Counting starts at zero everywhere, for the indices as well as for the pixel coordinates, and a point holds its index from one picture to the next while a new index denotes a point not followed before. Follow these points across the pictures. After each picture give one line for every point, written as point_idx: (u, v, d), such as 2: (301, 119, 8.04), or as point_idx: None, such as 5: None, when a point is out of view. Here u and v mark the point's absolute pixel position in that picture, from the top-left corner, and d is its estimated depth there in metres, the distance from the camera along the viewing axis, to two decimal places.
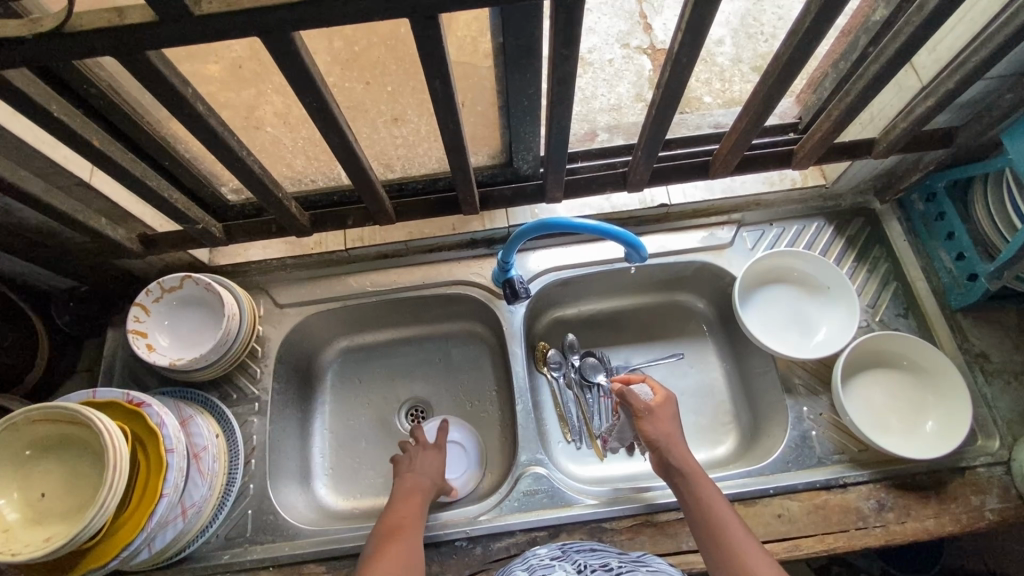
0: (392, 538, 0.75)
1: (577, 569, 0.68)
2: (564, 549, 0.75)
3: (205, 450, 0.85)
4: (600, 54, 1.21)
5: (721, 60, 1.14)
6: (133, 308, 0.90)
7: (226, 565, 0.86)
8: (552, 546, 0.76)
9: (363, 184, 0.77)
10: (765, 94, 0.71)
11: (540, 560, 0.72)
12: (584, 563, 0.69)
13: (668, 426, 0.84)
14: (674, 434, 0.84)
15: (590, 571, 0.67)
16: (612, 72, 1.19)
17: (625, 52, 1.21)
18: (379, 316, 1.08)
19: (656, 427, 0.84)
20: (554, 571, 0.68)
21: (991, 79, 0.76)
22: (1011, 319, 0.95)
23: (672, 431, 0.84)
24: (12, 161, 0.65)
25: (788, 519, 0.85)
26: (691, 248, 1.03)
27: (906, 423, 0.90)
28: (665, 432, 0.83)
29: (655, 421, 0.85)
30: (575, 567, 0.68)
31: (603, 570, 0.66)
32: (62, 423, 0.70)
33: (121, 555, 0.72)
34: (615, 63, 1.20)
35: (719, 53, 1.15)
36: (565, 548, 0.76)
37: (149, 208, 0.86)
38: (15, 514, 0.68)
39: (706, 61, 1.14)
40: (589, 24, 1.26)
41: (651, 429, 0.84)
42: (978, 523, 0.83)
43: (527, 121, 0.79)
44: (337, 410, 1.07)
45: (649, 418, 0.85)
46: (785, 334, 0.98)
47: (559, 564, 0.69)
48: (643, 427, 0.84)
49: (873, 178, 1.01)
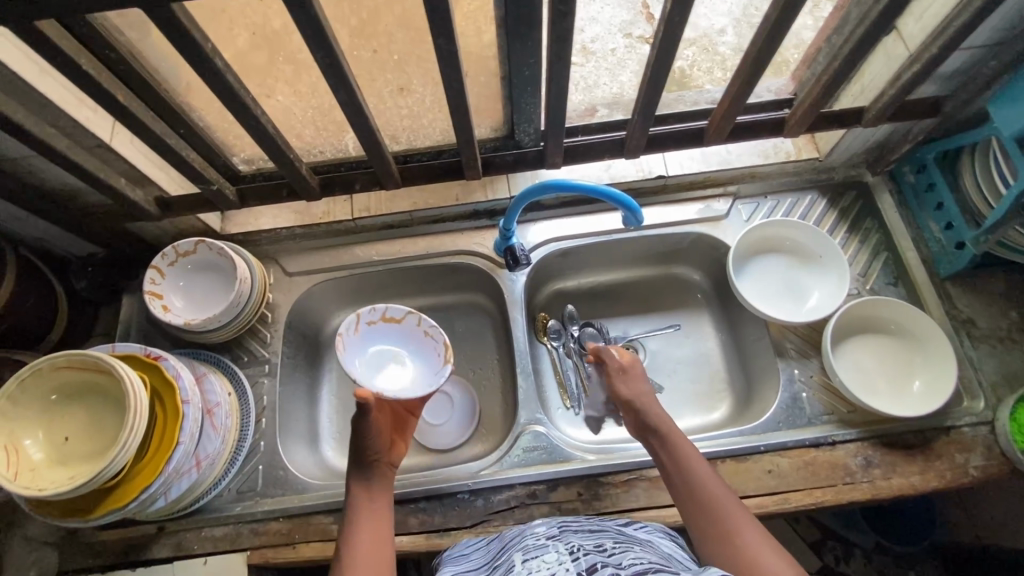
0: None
1: (569, 551, 0.64)
2: (560, 528, 0.71)
3: (218, 406, 0.89)
4: (603, 43, 1.24)
5: (723, 49, 1.16)
6: (148, 271, 0.93)
7: (239, 516, 0.90)
8: (549, 525, 0.72)
9: (370, 146, 0.80)
10: (756, 56, 0.74)
11: (535, 540, 0.68)
12: (578, 544, 0.65)
13: (638, 384, 0.88)
14: (644, 390, 0.87)
15: (583, 553, 0.63)
16: (615, 61, 1.22)
17: (629, 41, 1.24)
18: (384, 285, 1.11)
19: (629, 386, 0.87)
20: (545, 553, 0.64)
21: (973, 48, 0.80)
22: (998, 286, 0.97)
23: (642, 388, 0.87)
24: (39, 118, 0.69)
25: (778, 474, 0.88)
26: (687, 219, 1.06)
27: (895, 385, 0.93)
28: (638, 391, 0.86)
29: (627, 380, 0.88)
30: (567, 549, 0.65)
31: (595, 552, 0.63)
32: (85, 370, 0.74)
33: (140, 498, 0.76)
34: (618, 52, 1.23)
35: (721, 42, 1.17)
36: (562, 526, 0.72)
37: (166, 174, 0.90)
38: (39, 454, 0.72)
39: (708, 49, 1.16)
40: (591, 14, 1.27)
41: (626, 389, 0.87)
42: (963, 479, 0.86)
43: (529, 91, 0.82)
44: (343, 377, 1.11)
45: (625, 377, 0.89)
46: (778, 301, 1.01)
47: (552, 545, 0.66)
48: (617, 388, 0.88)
49: (866, 150, 1.03)
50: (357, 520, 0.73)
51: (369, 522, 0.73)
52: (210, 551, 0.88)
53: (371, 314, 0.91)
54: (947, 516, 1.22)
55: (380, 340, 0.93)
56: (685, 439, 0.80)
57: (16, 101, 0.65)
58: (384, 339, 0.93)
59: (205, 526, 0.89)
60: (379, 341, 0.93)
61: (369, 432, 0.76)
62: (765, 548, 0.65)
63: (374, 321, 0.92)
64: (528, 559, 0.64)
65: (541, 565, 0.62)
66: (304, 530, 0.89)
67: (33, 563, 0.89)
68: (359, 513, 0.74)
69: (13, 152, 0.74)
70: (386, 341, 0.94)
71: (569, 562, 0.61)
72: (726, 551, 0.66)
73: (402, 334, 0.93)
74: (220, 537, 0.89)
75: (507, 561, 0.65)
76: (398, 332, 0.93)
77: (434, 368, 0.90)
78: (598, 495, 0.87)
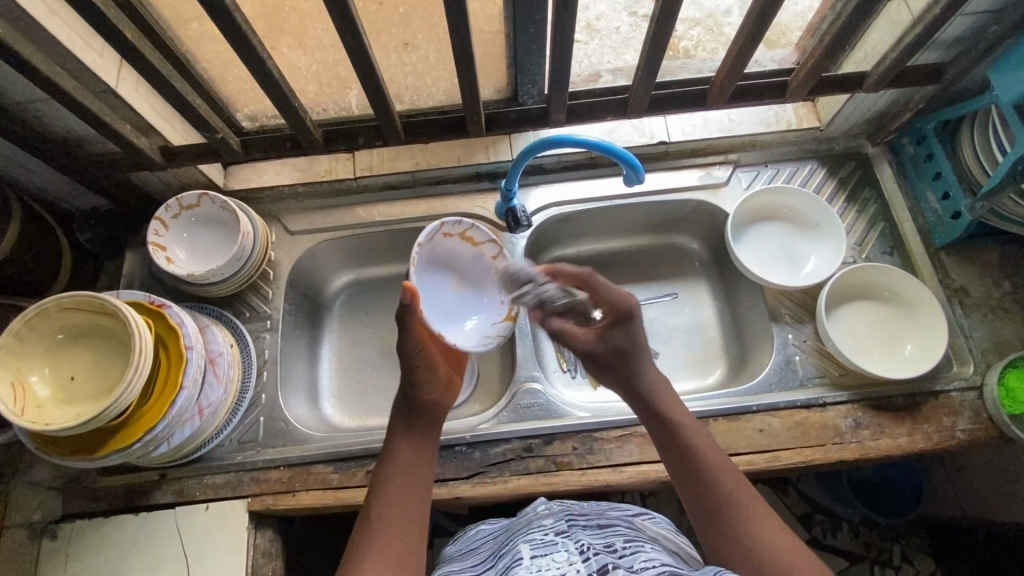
0: (368, 520, 0.64)
1: (579, 548, 0.61)
2: (569, 523, 0.66)
3: (220, 356, 0.89)
4: (607, 22, 1.08)
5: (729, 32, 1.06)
6: (152, 222, 0.94)
7: (240, 464, 0.91)
8: (557, 518, 0.68)
9: (375, 95, 0.83)
10: (760, 11, 0.75)
11: (542, 534, 0.65)
12: (588, 542, 0.62)
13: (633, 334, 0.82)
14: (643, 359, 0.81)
15: (594, 552, 0.60)
16: (620, 41, 1.09)
17: (634, 20, 1.07)
18: (386, 247, 1.12)
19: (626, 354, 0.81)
20: (555, 551, 0.60)
21: (976, 14, 0.80)
22: (992, 256, 0.99)
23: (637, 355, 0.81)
24: (48, 58, 0.70)
25: (769, 433, 0.90)
26: (688, 186, 1.07)
27: (886, 349, 0.96)
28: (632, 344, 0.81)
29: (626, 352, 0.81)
30: (577, 547, 0.61)
31: (606, 552, 0.60)
32: (91, 312, 0.75)
33: (145, 439, 0.77)
34: (623, 31, 1.08)
35: (727, 23, 1.06)
36: (570, 520, 0.67)
37: (171, 124, 0.91)
38: (45, 391, 0.73)
39: (712, 31, 1.07)
40: None
41: (625, 337, 0.82)
42: (949, 441, 0.88)
43: (534, 49, 0.83)
44: (344, 337, 1.12)
45: (626, 326, 0.82)
46: (775, 267, 1.03)
47: (561, 543, 0.62)
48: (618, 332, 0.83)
49: (867, 120, 1.04)
50: (390, 464, 0.69)
51: (401, 469, 0.68)
52: (210, 497, 0.90)
53: (452, 227, 0.84)
54: (935, 491, 1.24)
55: (450, 259, 0.88)
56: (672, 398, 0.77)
57: (23, 37, 0.66)
58: (451, 258, 0.88)
59: (207, 474, 0.91)
60: (447, 259, 0.88)
61: (416, 362, 0.73)
62: (752, 508, 0.64)
63: (450, 235, 0.85)
64: (536, 555, 0.60)
65: (551, 565, 0.58)
66: (304, 479, 0.90)
67: (37, 507, 0.90)
68: (397, 459, 0.69)
69: (21, 92, 0.74)
70: (452, 258, 0.88)
71: (580, 562, 0.58)
72: (716, 517, 0.65)
73: (473, 260, 0.89)
74: (221, 484, 0.90)
75: (514, 552, 0.62)
76: (465, 255, 0.88)
77: (489, 314, 0.90)
78: (592, 449, 0.89)
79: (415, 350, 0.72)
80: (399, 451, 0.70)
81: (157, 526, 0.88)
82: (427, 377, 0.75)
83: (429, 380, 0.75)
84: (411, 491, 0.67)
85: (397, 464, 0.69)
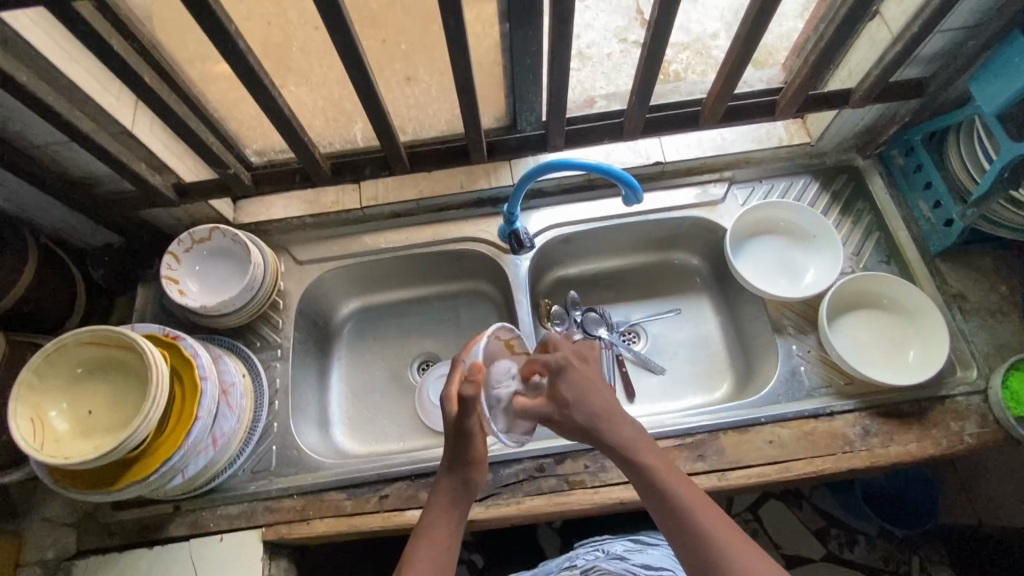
0: None
1: None
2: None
3: (233, 386, 0.90)
4: (599, 50, 1.15)
5: (718, 54, 1.12)
6: (165, 257, 0.97)
7: (254, 494, 0.92)
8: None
9: (381, 129, 0.86)
10: (746, 34, 0.79)
11: None
12: None
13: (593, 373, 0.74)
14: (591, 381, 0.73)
15: None
16: (612, 66, 1.14)
17: (624, 47, 1.14)
18: (392, 274, 1.14)
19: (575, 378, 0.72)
20: None
21: (954, 29, 0.84)
22: (987, 261, 1.01)
23: (587, 382, 0.72)
24: (68, 102, 0.73)
25: (779, 444, 0.90)
26: (685, 203, 1.10)
27: (890, 356, 0.97)
28: (583, 386, 0.72)
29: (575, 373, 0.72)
30: None
31: None
32: (109, 346, 0.77)
33: (160, 471, 0.78)
34: (614, 58, 1.15)
35: (715, 47, 1.12)
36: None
37: (184, 160, 0.94)
38: (64, 426, 0.75)
39: (701, 53, 1.13)
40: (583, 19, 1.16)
41: (566, 390, 0.71)
42: (958, 446, 0.89)
43: (531, 79, 0.87)
44: (353, 365, 1.14)
45: (563, 377, 0.71)
46: (774, 280, 1.05)
47: None
48: (560, 381, 0.71)
49: (856, 134, 1.07)
50: (426, 540, 0.68)
51: (434, 547, 0.67)
52: (225, 528, 0.90)
53: None
54: (950, 499, 1.23)
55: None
56: (624, 416, 0.72)
57: (45, 83, 0.70)
58: None
59: (221, 505, 0.91)
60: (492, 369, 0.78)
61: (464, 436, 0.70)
62: (720, 531, 0.62)
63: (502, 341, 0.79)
64: None
65: None
66: (317, 506, 0.91)
67: (51, 544, 0.90)
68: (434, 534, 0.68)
69: (41, 135, 0.78)
70: None
71: None
72: (690, 550, 0.62)
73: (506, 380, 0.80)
74: (235, 515, 0.91)
75: None
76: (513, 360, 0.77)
77: None
78: (604, 466, 0.90)
79: (475, 429, 0.70)
80: (439, 528, 0.69)
81: (171, 560, 0.88)
82: (473, 458, 0.72)
83: (476, 462, 0.72)
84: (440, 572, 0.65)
85: (427, 544, 0.67)
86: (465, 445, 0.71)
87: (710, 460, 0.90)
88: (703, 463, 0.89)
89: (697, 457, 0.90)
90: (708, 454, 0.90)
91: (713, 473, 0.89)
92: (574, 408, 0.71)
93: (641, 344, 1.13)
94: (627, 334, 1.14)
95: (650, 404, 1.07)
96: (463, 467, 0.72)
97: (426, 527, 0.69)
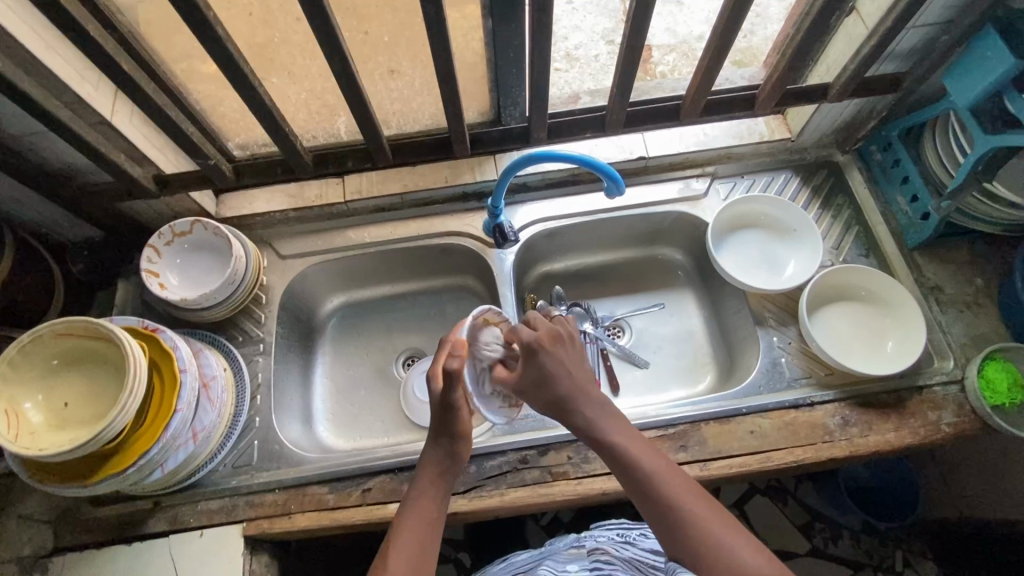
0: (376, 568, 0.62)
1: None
2: (590, 569, 0.73)
3: (214, 380, 0.89)
4: (586, 50, 1.16)
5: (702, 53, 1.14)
6: (146, 250, 0.96)
7: (235, 488, 0.91)
8: (580, 564, 0.74)
9: (363, 121, 0.86)
10: (723, 30, 0.80)
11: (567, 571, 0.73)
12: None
13: (569, 354, 0.76)
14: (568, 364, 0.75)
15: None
16: (599, 67, 1.15)
17: (611, 48, 1.16)
18: (375, 270, 1.14)
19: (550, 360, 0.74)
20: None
21: (927, 25, 0.85)
22: (963, 254, 1.02)
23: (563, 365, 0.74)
24: (44, 91, 0.73)
25: (760, 434, 0.91)
26: (668, 198, 1.11)
27: (869, 347, 0.98)
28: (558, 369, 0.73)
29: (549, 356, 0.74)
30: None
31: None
32: (86, 337, 0.76)
33: (138, 464, 0.77)
34: (601, 58, 1.16)
35: (699, 47, 1.14)
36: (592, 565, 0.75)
37: (164, 152, 0.94)
38: (39, 418, 0.74)
39: (687, 54, 1.14)
40: (571, 19, 1.19)
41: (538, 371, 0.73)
42: (935, 435, 0.90)
43: (513, 73, 0.88)
44: (337, 360, 1.13)
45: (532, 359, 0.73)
46: (756, 273, 1.06)
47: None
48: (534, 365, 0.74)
49: (835, 130, 1.09)
50: (414, 513, 0.68)
51: (421, 521, 0.67)
52: (205, 523, 0.89)
53: None
54: (931, 492, 1.24)
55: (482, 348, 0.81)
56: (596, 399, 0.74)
57: (21, 70, 0.69)
58: None
59: (201, 500, 0.90)
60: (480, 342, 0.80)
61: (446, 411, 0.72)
62: (689, 497, 0.65)
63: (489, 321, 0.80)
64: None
65: None
66: (299, 501, 0.90)
67: (27, 541, 0.88)
68: (422, 507, 0.68)
69: (18, 124, 0.77)
70: None
71: None
72: (663, 516, 0.64)
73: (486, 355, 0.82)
74: (216, 510, 0.90)
75: None
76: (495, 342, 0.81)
77: None
78: (587, 458, 0.90)
79: (460, 400, 0.71)
80: (425, 500, 0.69)
81: (152, 555, 0.87)
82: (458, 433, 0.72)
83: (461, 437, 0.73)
84: (427, 543, 0.65)
85: (415, 515, 0.67)
86: (453, 418, 0.72)
87: (693, 450, 0.90)
88: (685, 453, 0.90)
89: (679, 448, 0.90)
90: (690, 445, 0.91)
91: (695, 463, 0.89)
92: (554, 388, 0.73)
93: (626, 338, 1.13)
94: (611, 328, 1.14)
95: (634, 397, 1.07)
96: (450, 441, 0.73)
97: (413, 501, 0.69)
